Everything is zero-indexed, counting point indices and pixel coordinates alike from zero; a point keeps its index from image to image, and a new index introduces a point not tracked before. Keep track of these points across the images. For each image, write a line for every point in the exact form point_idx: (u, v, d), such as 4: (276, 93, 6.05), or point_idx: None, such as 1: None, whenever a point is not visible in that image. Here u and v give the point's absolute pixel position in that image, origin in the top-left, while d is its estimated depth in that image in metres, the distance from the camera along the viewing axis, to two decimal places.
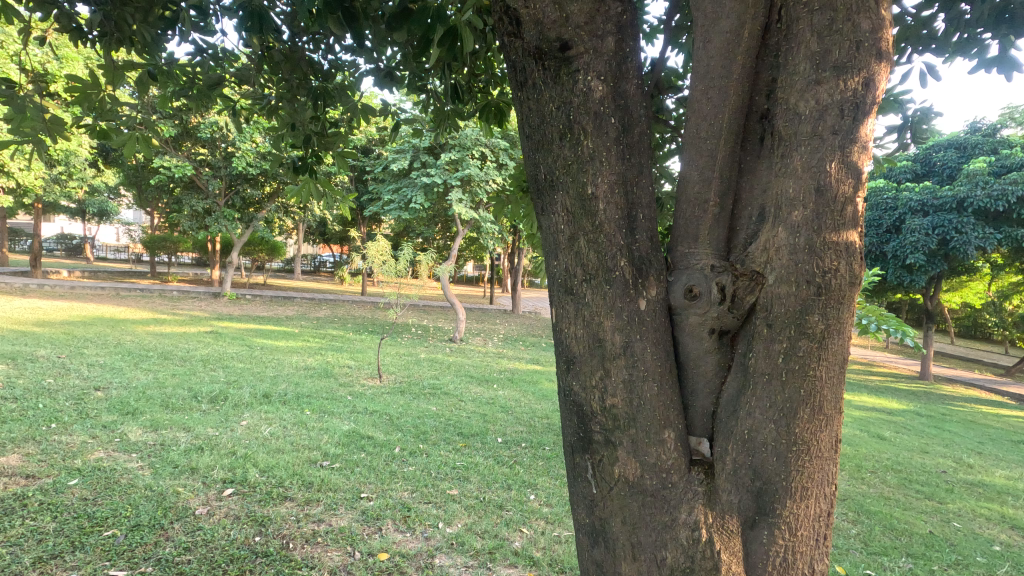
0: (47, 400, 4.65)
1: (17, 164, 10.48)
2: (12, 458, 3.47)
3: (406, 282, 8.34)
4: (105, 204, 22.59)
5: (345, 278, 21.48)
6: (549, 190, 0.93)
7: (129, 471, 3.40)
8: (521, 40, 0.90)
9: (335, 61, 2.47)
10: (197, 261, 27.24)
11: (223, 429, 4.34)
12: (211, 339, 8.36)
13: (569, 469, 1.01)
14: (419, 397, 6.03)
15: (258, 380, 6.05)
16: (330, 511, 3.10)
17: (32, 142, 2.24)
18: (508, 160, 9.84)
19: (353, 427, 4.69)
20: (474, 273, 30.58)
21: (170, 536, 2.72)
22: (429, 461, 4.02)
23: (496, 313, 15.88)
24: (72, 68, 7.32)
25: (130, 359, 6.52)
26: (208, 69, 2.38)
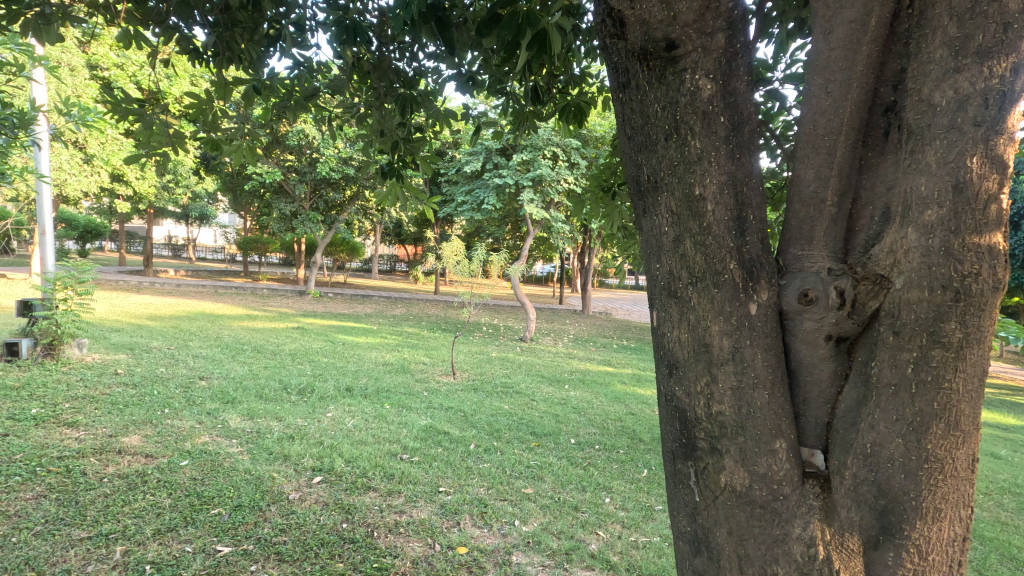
0: (161, 387, 5.14)
1: (134, 173, 11.63)
2: (134, 438, 3.87)
3: (478, 282, 8.49)
4: (205, 209, 24.64)
5: (419, 278, 22.14)
6: (653, 191, 0.92)
7: (231, 455, 3.69)
8: (625, 41, 0.89)
9: (419, 68, 2.56)
10: (284, 261, 29.07)
11: (312, 419, 4.62)
12: (298, 335, 8.89)
13: (668, 475, 0.99)
14: (491, 395, 6.11)
15: (341, 374, 6.38)
16: (410, 503, 3.21)
17: (159, 155, 2.49)
18: (580, 159, 9.78)
19: (430, 422, 4.83)
20: (544, 273, 30.58)
21: (267, 518, 2.92)
22: (504, 459, 4.07)
23: (566, 313, 15.80)
24: (181, 85, 8.02)
25: (228, 351, 7.06)
26: (304, 81, 2.53)
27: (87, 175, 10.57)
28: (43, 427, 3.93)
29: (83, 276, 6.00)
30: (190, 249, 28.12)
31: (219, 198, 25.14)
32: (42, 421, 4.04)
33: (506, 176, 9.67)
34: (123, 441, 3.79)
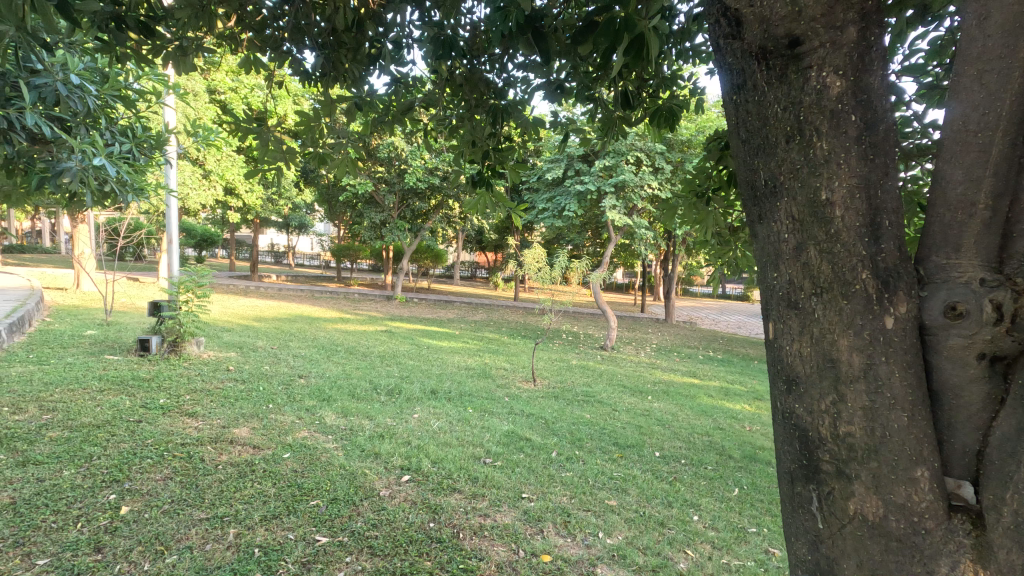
0: (266, 384, 5.57)
1: (244, 186, 12.72)
2: (244, 430, 4.21)
3: (560, 289, 8.48)
4: (304, 219, 26.46)
5: (499, 284, 22.46)
6: (772, 196, 0.90)
7: (327, 450, 3.91)
8: (741, 40, 0.88)
9: (508, 78, 2.60)
10: (373, 268, 30.56)
11: (400, 419, 4.82)
12: (385, 338, 9.31)
13: (787, 496, 0.96)
14: (572, 404, 6.06)
15: (426, 377, 6.60)
16: (494, 507, 3.25)
17: (273, 169, 2.72)
18: (664, 164, 9.52)
19: (512, 427, 4.88)
20: (624, 281, 30.01)
21: (360, 512, 3.06)
22: (587, 468, 4.02)
23: (648, 322, 15.37)
24: (286, 105, 8.69)
25: (324, 352, 7.52)
26: (401, 96, 2.66)
27: (206, 189, 11.69)
28: (168, 416, 4.37)
29: (202, 280, 6.59)
30: (290, 256, 30.28)
31: (316, 208, 26.93)
32: (168, 410, 4.51)
33: (588, 183, 9.62)
34: (234, 432, 4.13)
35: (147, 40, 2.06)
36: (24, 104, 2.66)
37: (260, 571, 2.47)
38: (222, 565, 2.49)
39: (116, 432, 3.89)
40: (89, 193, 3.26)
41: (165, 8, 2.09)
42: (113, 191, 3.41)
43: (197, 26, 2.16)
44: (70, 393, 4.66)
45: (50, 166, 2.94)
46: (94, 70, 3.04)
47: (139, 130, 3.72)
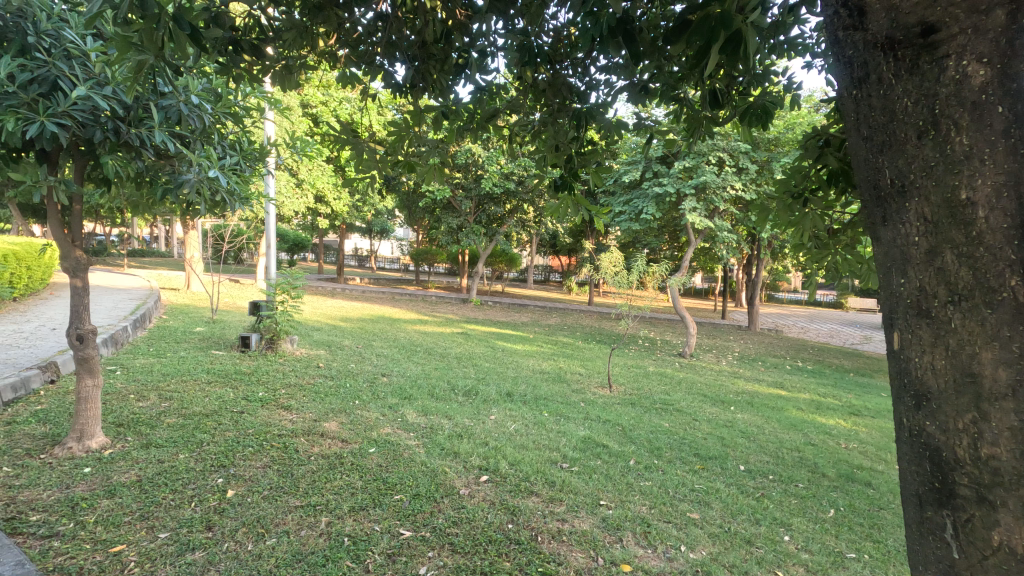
0: (352, 381, 5.88)
1: (332, 193, 13.50)
2: (333, 424, 4.46)
3: (637, 294, 8.30)
4: (385, 224, 27.60)
5: (573, 289, 22.33)
6: (899, 197, 0.87)
7: (409, 447, 4.06)
8: (865, 32, 0.89)
9: (590, 81, 2.58)
10: (450, 271, 31.33)
11: (477, 420, 4.91)
12: (462, 340, 9.52)
13: (918, 518, 0.93)
14: (650, 412, 5.90)
15: (502, 379, 6.68)
16: (572, 512, 3.23)
17: (367, 178, 2.87)
18: (749, 163, 9.09)
19: (588, 433, 4.83)
20: (703, 286, 28.89)
21: (441, 509, 3.15)
22: (666, 479, 3.91)
23: (729, 329, 14.68)
24: (372, 116, 9.13)
25: (405, 352, 7.81)
26: (486, 105, 2.74)
27: (298, 198, 12.48)
28: (267, 408, 4.71)
29: (296, 282, 7.12)
30: (372, 259, 31.68)
31: (396, 214, 28.02)
32: (266, 402, 4.85)
33: (666, 185, 9.37)
34: (324, 426, 4.38)
35: (259, 62, 2.24)
36: (154, 123, 2.99)
37: (349, 559, 2.59)
38: (315, 551, 2.65)
39: (222, 421, 4.24)
40: (205, 203, 3.59)
41: (275, 30, 2.26)
42: (225, 200, 3.73)
43: (301, 46, 2.33)
44: (184, 384, 5.13)
45: (173, 178, 3.28)
46: (211, 91, 3.34)
47: (246, 144, 4.04)
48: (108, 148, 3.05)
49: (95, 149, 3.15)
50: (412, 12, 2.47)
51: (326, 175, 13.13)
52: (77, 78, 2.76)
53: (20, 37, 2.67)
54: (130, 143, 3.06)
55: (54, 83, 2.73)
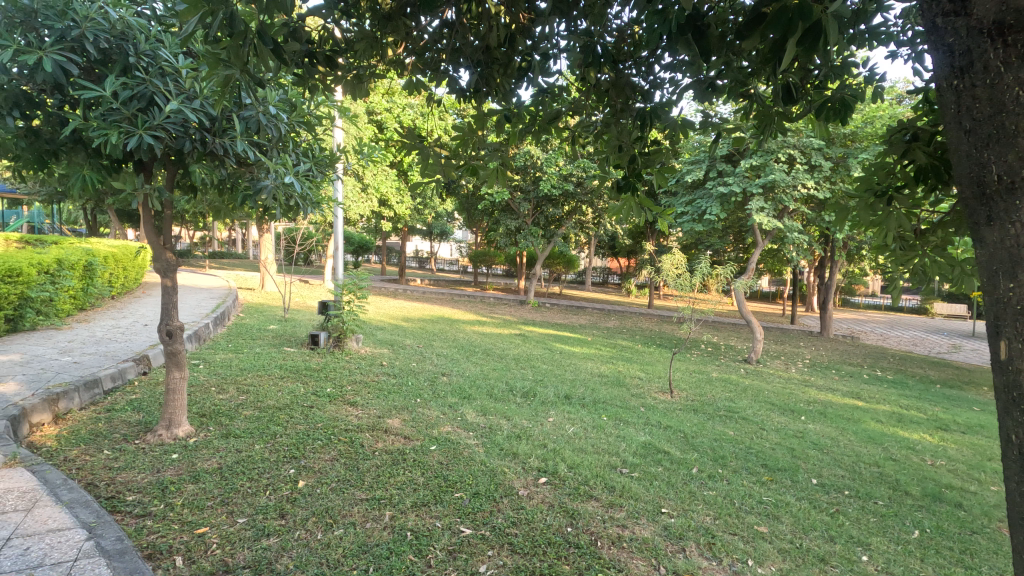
0: (413, 379, 6.04)
1: (394, 197, 13.92)
2: (396, 420, 4.59)
3: (700, 297, 8.05)
4: (445, 226, 28.14)
5: (632, 291, 21.92)
6: (1009, 187, 0.93)
7: (469, 446, 4.12)
8: (970, 24, 0.95)
9: (655, 80, 2.53)
10: (508, 273, 31.50)
11: (535, 422, 4.92)
12: (520, 341, 9.56)
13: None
14: (714, 419, 5.70)
15: (560, 382, 6.65)
16: (632, 518, 3.17)
17: (432, 182, 2.93)
18: (823, 160, 8.61)
19: (649, 439, 4.73)
20: (771, 289, 27.61)
21: (500, 509, 3.17)
22: (732, 489, 3.77)
23: (799, 335, 13.95)
24: (434, 121, 9.33)
25: (464, 352, 7.93)
26: (548, 108, 2.74)
27: (364, 201, 12.95)
28: (334, 403, 4.92)
29: (362, 283, 7.37)
30: (432, 261, 32.36)
31: (455, 216, 28.50)
32: (333, 398, 5.07)
33: (731, 184, 9.04)
34: (388, 422, 4.52)
35: (332, 73, 2.35)
36: (237, 134, 3.20)
37: (412, 553, 2.66)
38: (379, 543, 2.73)
39: (294, 415, 4.47)
40: (281, 208, 3.80)
41: (347, 42, 2.36)
42: (299, 205, 3.93)
43: (371, 56, 2.42)
44: (259, 379, 5.44)
45: (254, 185, 3.49)
46: (287, 102, 3.53)
47: (318, 151, 4.24)
48: (196, 157, 3.28)
49: (184, 159, 3.40)
50: (477, 18, 2.51)
51: (389, 179, 13.56)
52: (170, 93, 2.98)
53: (123, 58, 2.93)
54: (217, 153, 3.28)
55: (151, 99, 2.97)
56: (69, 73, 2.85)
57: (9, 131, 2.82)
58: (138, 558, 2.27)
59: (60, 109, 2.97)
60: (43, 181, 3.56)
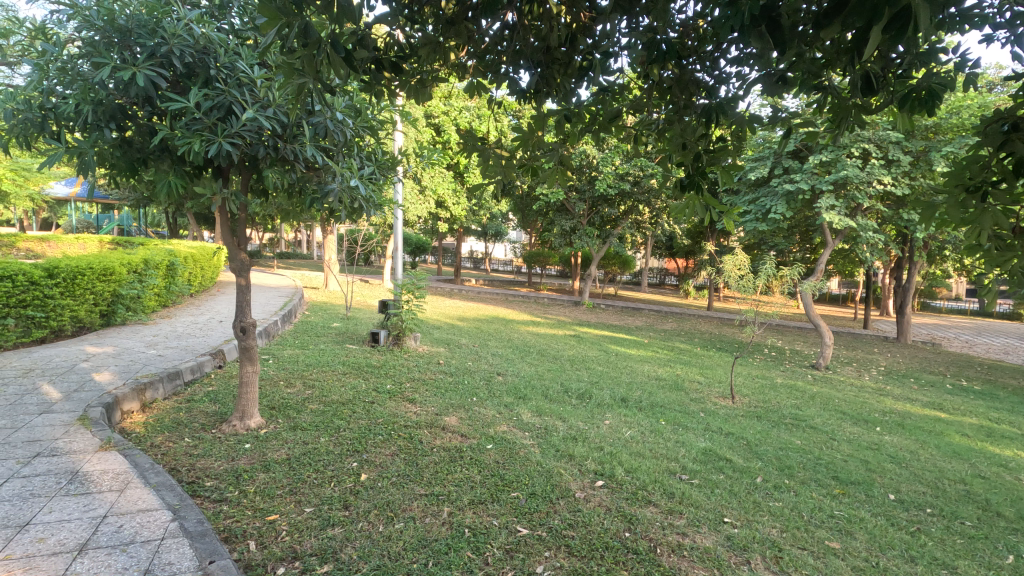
0: (470, 378, 6.11)
1: (450, 198, 14.14)
2: (453, 418, 4.67)
3: (765, 299, 7.71)
4: (500, 227, 28.34)
5: (690, 293, 21.31)
6: None
7: (525, 446, 4.13)
8: None
9: (720, 75, 2.45)
10: (562, 273, 31.33)
11: (591, 424, 4.87)
12: (575, 342, 9.50)
13: None
14: (779, 427, 5.46)
15: (616, 384, 6.55)
16: (693, 527, 3.08)
17: (493, 182, 2.97)
18: (901, 154, 8.08)
19: (709, 445, 4.58)
20: (841, 291, 26.14)
21: (557, 510, 3.16)
22: (799, 501, 3.59)
23: (873, 341, 13.13)
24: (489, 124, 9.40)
25: (519, 353, 7.95)
26: (609, 105, 2.71)
27: (421, 203, 13.23)
28: (394, 399, 5.05)
29: (420, 283, 7.52)
30: (487, 261, 32.68)
31: (510, 217, 28.66)
32: (393, 395, 5.21)
33: (799, 181, 8.62)
34: (445, 420, 4.60)
35: (398, 78, 2.41)
36: (306, 141, 3.36)
37: (470, 550, 2.70)
38: (438, 539, 2.78)
39: (356, 410, 4.63)
40: (345, 210, 3.94)
41: (411, 48, 2.42)
42: (362, 207, 4.06)
43: (433, 60, 2.48)
44: (324, 374, 5.67)
45: (321, 189, 3.64)
46: (353, 108, 3.66)
47: (380, 154, 4.36)
48: (269, 163, 3.45)
49: (258, 165, 3.59)
50: (539, 19, 2.51)
51: (446, 181, 13.80)
52: (247, 102, 3.15)
53: (205, 71, 3.12)
54: (288, 158, 3.44)
55: (229, 108, 3.15)
56: (158, 86, 3.06)
57: (106, 141, 3.07)
58: (217, 540, 2.40)
59: (150, 120, 3.21)
60: (133, 187, 3.84)
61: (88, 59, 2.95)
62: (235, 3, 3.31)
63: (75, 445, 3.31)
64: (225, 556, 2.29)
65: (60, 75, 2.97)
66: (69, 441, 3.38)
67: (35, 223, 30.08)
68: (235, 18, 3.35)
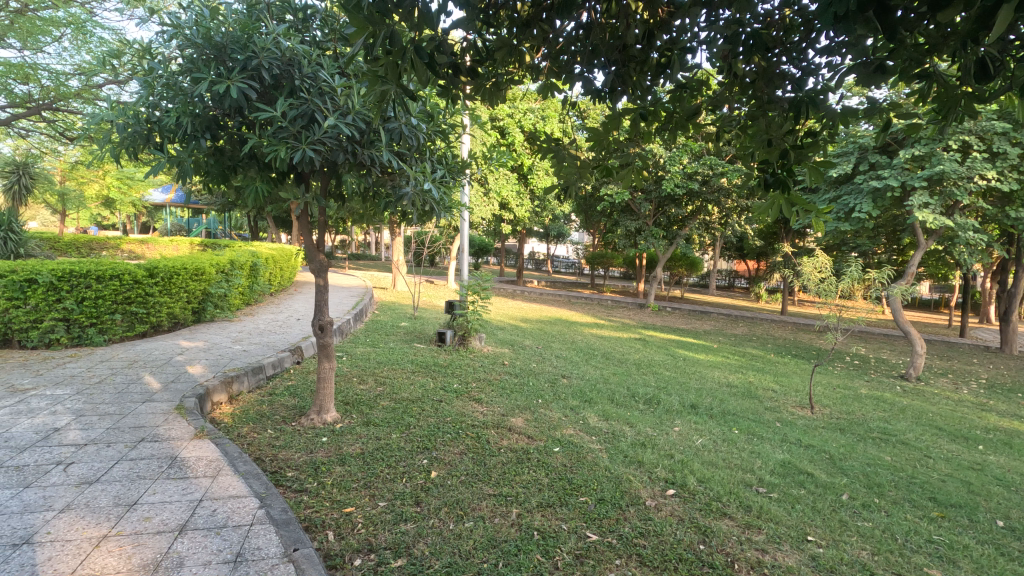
0: (535, 380, 6.10)
1: (513, 200, 14.23)
2: (520, 419, 4.68)
3: (851, 304, 7.21)
4: (562, 228, 28.24)
5: (763, 296, 20.32)
6: None
7: (593, 450, 4.08)
8: None
9: (809, 66, 2.30)
10: (625, 275, 30.75)
11: (660, 430, 4.74)
12: (640, 346, 9.29)
13: None
14: (865, 441, 5.09)
15: (685, 390, 6.35)
16: (773, 543, 2.92)
17: (568, 183, 2.99)
18: (1007, 146, 7.35)
19: (788, 457, 4.34)
20: (932, 296, 24.11)
21: (627, 518, 3.09)
22: (892, 523, 3.33)
23: (972, 351, 12.01)
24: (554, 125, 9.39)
25: (583, 355, 7.87)
26: (687, 102, 2.62)
27: (485, 205, 13.40)
28: (461, 399, 5.13)
29: (485, 284, 7.60)
30: (549, 262, 32.61)
31: (572, 218, 28.49)
32: (460, 394, 5.28)
33: (887, 178, 8.02)
34: (512, 421, 4.62)
35: (474, 83, 2.44)
36: (382, 145, 3.46)
37: (539, 553, 2.68)
38: (508, 539, 2.79)
39: (425, 408, 4.73)
40: (417, 213, 4.04)
41: (486, 51, 2.45)
42: (433, 209, 4.14)
43: (508, 63, 2.49)
44: (394, 372, 5.84)
45: (396, 193, 3.75)
46: (426, 113, 3.75)
47: (451, 158, 4.44)
48: (348, 168, 3.59)
49: (337, 171, 3.74)
50: (614, 17, 2.47)
51: (509, 183, 13.90)
52: (328, 110, 3.29)
53: (290, 81, 3.29)
54: (364, 163, 3.56)
55: (312, 116, 3.30)
56: (249, 98, 3.26)
57: (202, 150, 3.30)
58: (300, 529, 2.51)
59: (240, 129, 3.42)
60: (224, 194, 4.11)
61: (187, 75, 3.18)
62: (316, 16, 3.49)
63: (174, 433, 3.58)
64: (308, 545, 2.39)
65: (164, 91, 3.22)
66: (168, 428, 3.66)
67: (136, 228, 32.93)
68: (317, 30, 3.53)
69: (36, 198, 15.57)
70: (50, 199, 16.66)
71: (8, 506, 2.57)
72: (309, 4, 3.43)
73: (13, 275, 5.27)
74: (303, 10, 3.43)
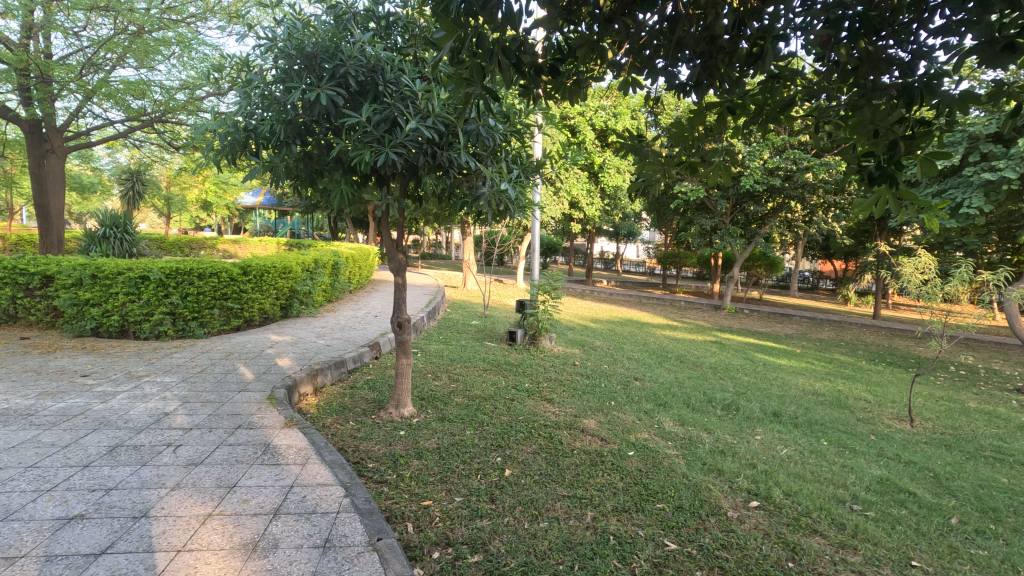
0: (606, 381, 6.01)
1: (583, 199, 14.09)
2: (592, 421, 4.63)
3: (959, 309, 6.56)
4: (632, 227, 27.68)
5: (851, 298, 18.95)
6: None
7: (669, 456, 3.96)
8: None
9: (920, 49, 2.10)
10: (699, 275, 29.68)
11: (741, 438, 4.52)
12: (716, 349, 8.93)
13: None
14: (976, 460, 4.61)
15: (767, 397, 6.03)
16: (872, 566, 2.71)
17: (649, 180, 2.90)
18: None
19: (886, 474, 4.02)
20: None
21: (708, 528, 2.97)
22: (1012, 552, 3.00)
23: None
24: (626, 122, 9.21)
25: (656, 358, 7.66)
26: (779, 93, 2.47)
27: (555, 204, 13.36)
28: (533, 398, 5.14)
29: (556, 284, 7.56)
30: (617, 262, 32.08)
31: (642, 217, 27.86)
32: (532, 394, 5.29)
33: (1002, 169, 7.22)
34: (584, 423, 4.57)
35: (554, 81, 2.43)
36: (460, 147, 3.52)
37: (616, 558, 2.63)
38: (583, 543, 2.75)
39: (498, 407, 4.76)
40: (492, 212, 4.08)
41: (567, 49, 2.43)
42: (508, 209, 4.16)
43: (590, 59, 2.46)
44: (466, 370, 5.93)
45: (473, 193, 3.80)
46: (503, 113, 3.76)
47: (526, 159, 4.45)
48: (427, 169, 3.67)
49: (417, 172, 3.84)
50: (700, 8, 2.39)
51: (579, 182, 13.78)
52: (409, 114, 3.38)
53: (374, 87, 3.42)
54: (443, 164, 3.63)
55: (394, 120, 3.40)
56: (337, 105, 3.42)
57: (292, 155, 3.50)
58: (383, 519, 2.60)
59: (327, 135, 3.58)
60: (312, 197, 4.33)
61: (281, 84, 3.37)
62: (398, 23, 3.60)
63: (266, 421, 3.83)
64: (390, 535, 2.46)
65: (260, 100, 3.44)
66: (261, 417, 3.91)
67: (231, 228, 35.63)
68: (398, 36, 3.63)
69: (146, 202, 17.20)
70: (157, 203, 18.38)
71: (128, 481, 2.84)
72: (392, 11, 3.55)
73: (129, 273, 5.85)
74: (386, 17, 3.55)
